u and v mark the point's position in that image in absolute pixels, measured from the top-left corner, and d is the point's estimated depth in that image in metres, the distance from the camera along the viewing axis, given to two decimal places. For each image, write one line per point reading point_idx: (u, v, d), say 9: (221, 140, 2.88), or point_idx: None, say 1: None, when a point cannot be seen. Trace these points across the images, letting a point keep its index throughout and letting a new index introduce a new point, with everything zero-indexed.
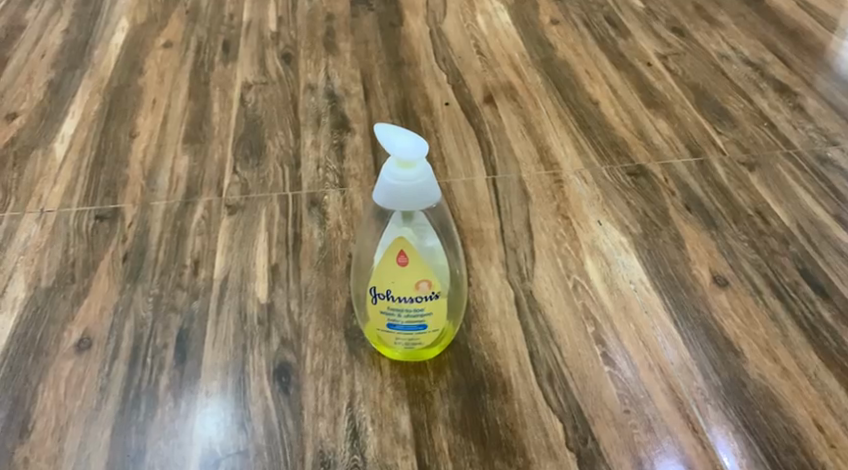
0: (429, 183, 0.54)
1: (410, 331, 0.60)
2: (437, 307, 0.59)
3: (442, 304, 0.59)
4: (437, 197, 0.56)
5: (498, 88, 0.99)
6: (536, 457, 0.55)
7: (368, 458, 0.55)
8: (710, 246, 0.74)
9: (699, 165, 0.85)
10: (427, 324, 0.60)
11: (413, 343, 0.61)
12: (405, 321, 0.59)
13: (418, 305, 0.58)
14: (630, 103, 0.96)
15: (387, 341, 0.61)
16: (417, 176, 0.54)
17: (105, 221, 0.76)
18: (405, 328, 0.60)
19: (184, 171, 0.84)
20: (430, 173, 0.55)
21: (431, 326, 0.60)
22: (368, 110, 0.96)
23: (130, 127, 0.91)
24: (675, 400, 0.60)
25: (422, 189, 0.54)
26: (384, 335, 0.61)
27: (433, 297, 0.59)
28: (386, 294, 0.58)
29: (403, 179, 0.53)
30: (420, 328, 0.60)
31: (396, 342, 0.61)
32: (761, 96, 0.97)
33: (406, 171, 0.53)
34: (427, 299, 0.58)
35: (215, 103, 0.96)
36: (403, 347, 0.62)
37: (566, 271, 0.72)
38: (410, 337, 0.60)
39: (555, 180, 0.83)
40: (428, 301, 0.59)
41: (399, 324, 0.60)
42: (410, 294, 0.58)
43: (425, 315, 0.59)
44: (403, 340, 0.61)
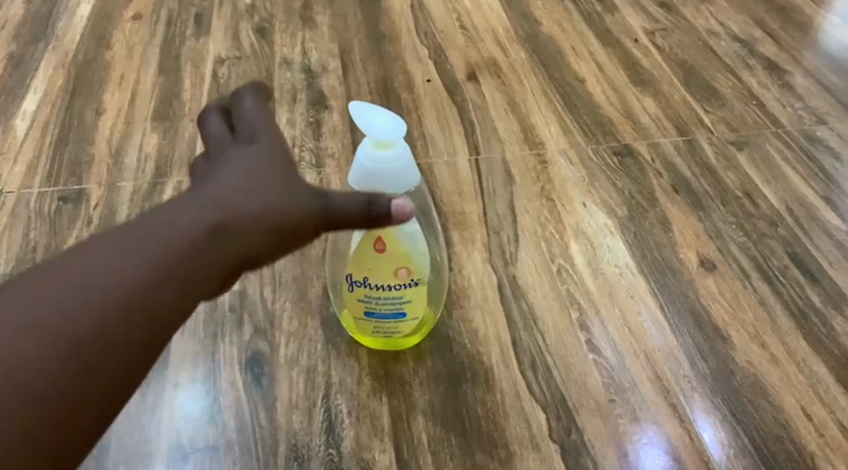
0: (405, 167, 0.51)
1: (389, 320, 0.58)
2: (417, 295, 0.57)
3: (422, 291, 0.57)
4: (415, 184, 0.53)
5: (481, 65, 0.96)
6: (518, 449, 0.54)
7: (344, 452, 0.53)
8: (697, 229, 0.72)
9: (687, 145, 0.83)
10: (406, 312, 0.58)
11: (393, 331, 0.59)
12: (383, 310, 0.57)
13: (396, 293, 0.56)
14: (617, 81, 0.93)
15: (364, 329, 0.59)
16: (392, 157, 0.51)
17: (68, 203, 0.73)
18: (383, 317, 0.58)
19: (153, 150, 0.80)
20: (408, 157, 0.52)
21: (411, 314, 0.58)
22: (346, 86, 0.92)
23: (96, 104, 0.87)
24: (662, 389, 0.58)
25: (395, 172, 0.51)
26: (362, 323, 0.59)
27: (412, 285, 0.56)
28: (363, 281, 0.56)
29: (376, 160, 0.51)
30: (400, 316, 0.58)
31: (375, 329, 0.59)
32: (750, 74, 0.94)
33: (381, 152, 0.51)
34: (406, 286, 0.56)
35: (186, 78, 0.92)
36: (382, 335, 0.59)
37: (550, 255, 0.70)
38: (389, 325, 0.58)
39: (540, 160, 0.81)
40: (408, 288, 0.56)
41: (377, 312, 0.57)
42: (389, 281, 0.56)
43: (404, 303, 0.57)
44: (382, 328, 0.59)
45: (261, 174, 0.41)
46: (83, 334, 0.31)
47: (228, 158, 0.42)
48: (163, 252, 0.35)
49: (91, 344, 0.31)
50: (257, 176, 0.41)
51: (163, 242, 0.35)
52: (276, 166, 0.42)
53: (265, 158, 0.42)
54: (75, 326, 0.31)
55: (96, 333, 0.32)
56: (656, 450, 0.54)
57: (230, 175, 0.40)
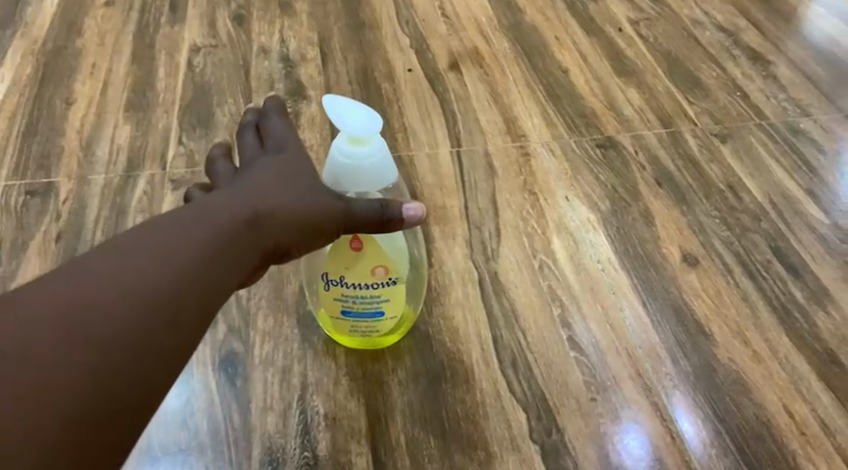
0: (380, 164, 0.50)
1: (366, 319, 0.57)
2: (394, 294, 0.56)
3: (401, 290, 0.56)
4: (390, 181, 0.51)
5: (463, 54, 0.95)
6: (498, 450, 0.53)
7: (320, 455, 0.52)
8: (680, 223, 0.71)
9: (670, 137, 0.82)
10: (384, 311, 0.56)
11: (370, 331, 0.58)
12: (360, 309, 0.56)
13: (373, 292, 0.55)
14: (600, 71, 0.92)
15: (341, 329, 0.58)
16: (366, 154, 0.49)
17: (36, 197, 0.71)
18: (360, 316, 0.56)
19: (125, 141, 0.78)
20: (383, 154, 0.50)
21: (389, 314, 0.57)
22: (325, 76, 0.90)
23: (66, 93, 0.84)
24: (644, 388, 0.58)
25: (370, 168, 0.49)
26: (338, 323, 0.57)
27: (390, 284, 0.55)
28: (339, 280, 0.55)
29: (349, 156, 0.49)
30: (377, 316, 0.56)
31: (352, 329, 0.58)
32: (734, 64, 0.93)
33: (354, 148, 0.49)
34: (384, 285, 0.55)
35: (160, 67, 0.90)
36: (359, 335, 0.58)
37: (532, 250, 0.68)
38: (366, 325, 0.57)
39: (522, 153, 0.80)
40: (386, 287, 0.55)
41: (354, 311, 0.56)
42: (366, 281, 0.54)
43: (382, 302, 0.56)
44: (359, 327, 0.57)
45: (289, 173, 0.44)
46: (142, 307, 0.33)
47: (255, 162, 0.45)
48: (210, 238, 0.37)
49: (150, 317, 0.33)
50: (286, 175, 0.44)
51: (207, 227, 0.38)
52: (298, 166, 0.45)
53: (289, 161, 0.45)
54: (136, 299, 0.33)
55: (154, 306, 0.33)
56: (637, 450, 0.53)
57: (260, 173, 0.43)
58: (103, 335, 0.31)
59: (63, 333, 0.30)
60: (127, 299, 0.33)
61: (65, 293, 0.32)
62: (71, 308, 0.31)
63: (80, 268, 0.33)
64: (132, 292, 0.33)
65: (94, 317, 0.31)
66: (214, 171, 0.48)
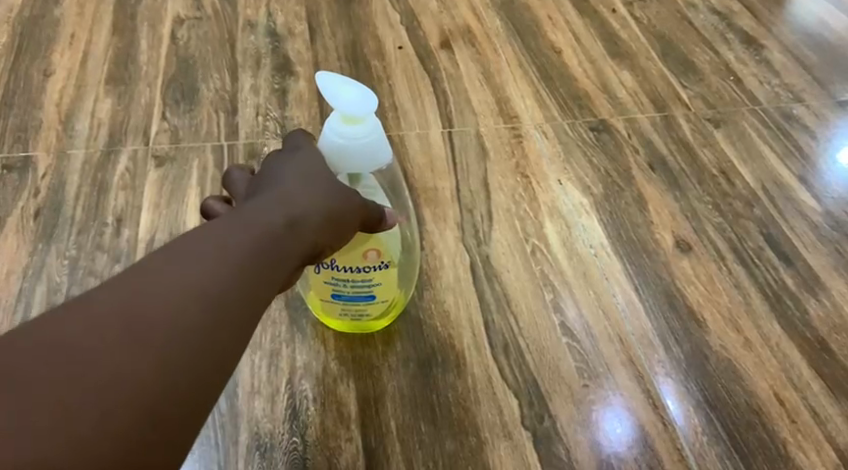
0: (362, 147, 0.48)
1: (357, 302, 0.56)
2: (387, 278, 0.55)
3: (393, 274, 0.55)
4: (373, 166, 0.49)
5: (455, 32, 0.93)
6: (489, 436, 0.53)
7: (309, 440, 0.51)
8: (672, 209, 0.71)
9: (663, 121, 0.81)
10: (375, 295, 0.56)
11: (361, 313, 0.57)
12: (351, 293, 0.55)
13: (365, 276, 0.54)
14: (594, 53, 0.90)
15: (331, 311, 0.57)
16: (349, 134, 0.48)
17: (13, 172, 0.68)
18: (351, 299, 0.55)
19: (106, 115, 0.76)
20: (369, 138, 0.48)
21: (380, 297, 0.56)
22: (313, 52, 0.88)
23: (44, 64, 0.81)
24: (636, 374, 0.57)
25: (349, 150, 0.48)
26: (329, 305, 0.56)
27: (382, 268, 0.54)
28: (330, 264, 0.53)
29: (333, 133, 0.48)
30: (368, 299, 0.56)
31: (342, 311, 0.57)
32: (728, 48, 0.92)
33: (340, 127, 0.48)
34: (376, 269, 0.54)
35: (142, 39, 0.87)
36: (349, 317, 0.57)
37: (524, 234, 0.68)
38: (357, 308, 0.56)
39: (514, 134, 0.78)
40: (378, 271, 0.54)
41: (345, 295, 0.55)
42: (360, 265, 0.53)
43: (375, 286, 0.55)
44: (350, 310, 0.56)
45: (316, 173, 0.45)
46: (196, 308, 0.32)
47: (276, 167, 0.45)
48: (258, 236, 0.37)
49: (206, 316, 0.32)
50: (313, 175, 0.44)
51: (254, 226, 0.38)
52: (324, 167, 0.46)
53: (312, 161, 0.45)
54: (190, 299, 0.32)
55: (208, 305, 0.33)
56: (626, 435, 0.53)
57: (285, 176, 0.43)
58: (157, 334, 0.31)
59: (119, 337, 0.30)
60: (183, 303, 0.32)
61: (116, 301, 0.31)
62: (124, 310, 0.31)
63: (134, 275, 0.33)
64: (183, 291, 0.32)
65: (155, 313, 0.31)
66: (231, 181, 0.48)
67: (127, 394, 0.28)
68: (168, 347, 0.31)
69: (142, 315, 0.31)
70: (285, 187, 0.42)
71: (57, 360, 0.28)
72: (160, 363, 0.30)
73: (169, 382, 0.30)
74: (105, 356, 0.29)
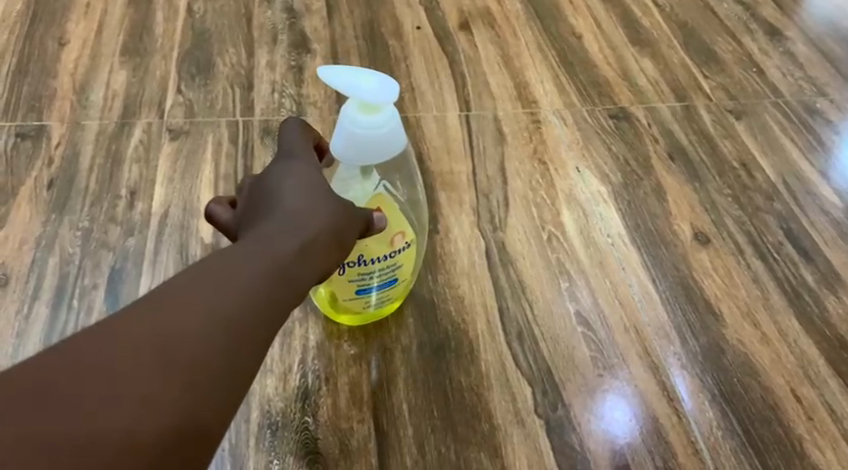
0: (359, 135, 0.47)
1: (382, 291, 0.55)
2: (407, 260, 0.55)
3: (412, 253, 0.55)
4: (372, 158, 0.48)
5: (474, 14, 0.91)
6: (502, 423, 0.52)
7: (320, 420, 0.51)
8: (692, 200, 0.70)
9: (684, 111, 0.80)
10: (398, 279, 0.55)
11: (382, 301, 0.56)
12: (376, 283, 0.54)
13: (391, 261, 0.53)
14: (615, 39, 0.89)
15: (354, 306, 0.55)
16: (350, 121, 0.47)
17: (27, 140, 0.68)
18: (376, 290, 0.55)
19: (121, 87, 0.75)
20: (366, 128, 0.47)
21: (401, 280, 0.56)
22: (330, 29, 0.87)
23: (59, 33, 0.80)
24: (651, 366, 0.57)
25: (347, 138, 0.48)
26: (352, 301, 0.55)
27: (405, 249, 0.54)
28: (358, 260, 0.52)
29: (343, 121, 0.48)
30: (391, 284, 0.55)
31: (367, 304, 0.55)
32: (751, 39, 0.91)
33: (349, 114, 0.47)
34: (400, 251, 0.54)
35: (158, 11, 0.86)
36: (371, 308, 0.56)
37: (540, 221, 0.67)
38: (381, 297, 0.55)
39: (533, 120, 0.77)
40: (401, 253, 0.54)
41: (371, 287, 0.54)
42: (385, 250, 0.53)
43: (396, 270, 0.54)
44: (373, 301, 0.55)
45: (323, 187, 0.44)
46: (217, 330, 0.32)
47: (279, 173, 0.44)
48: (272, 259, 0.37)
49: (228, 338, 0.32)
50: (321, 190, 0.43)
51: (268, 250, 0.37)
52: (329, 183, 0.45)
53: (312, 172, 0.44)
54: (211, 321, 0.32)
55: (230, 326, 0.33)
56: (631, 423, 0.53)
57: (292, 184, 0.42)
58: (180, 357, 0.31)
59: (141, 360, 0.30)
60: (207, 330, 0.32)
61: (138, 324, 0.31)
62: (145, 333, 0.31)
63: (155, 299, 0.32)
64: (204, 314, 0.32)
65: (178, 336, 0.31)
66: None
67: (152, 424, 0.28)
68: (192, 375, 0.30)
69: (165, 337, 0.31)
70: (295, 200, 0.41)
71: (80, 391, 0.28)
72: (186, 392, 0.30)
73: (193, 403, 0.30)
74: (128, 380, 0.29)
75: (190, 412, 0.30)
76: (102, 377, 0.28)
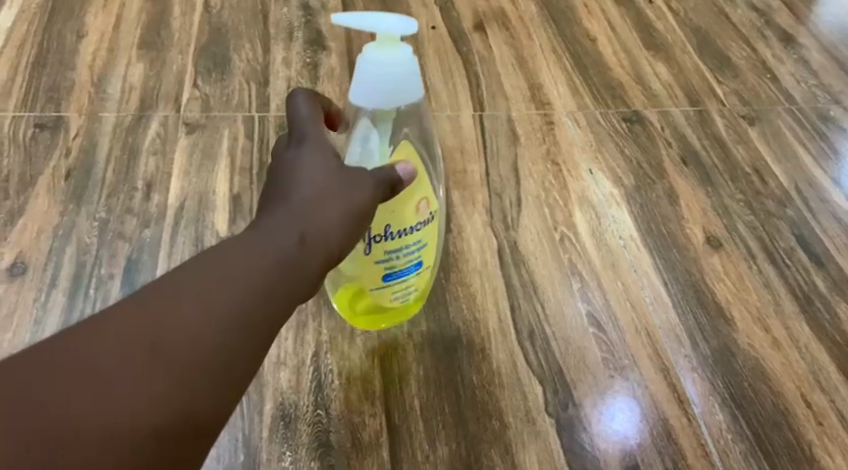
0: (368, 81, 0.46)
1: (410, 272, 0.52)
2: (430, 237, 0.52)
3: (436, 227, 0.52)
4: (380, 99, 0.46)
5: (489, 15, 0.91)
6: (513, 421, 0.52)
7: (333, 413, 0.52)
8: (704, 205, 0.70)
9: (697, 115, 0.80)
10: (423, 259, 0.52)
11: (407, 290, 0.53)
12: (404, 263, 0.51)
13: (418, 234, 0.50)
14: (629, 43, 0.89)
15: (381, 294, 0.52)
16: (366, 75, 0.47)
17: (45, 131, 0.68)
18: (404, 272, 0.51)
19: (138, 80, 0.75)
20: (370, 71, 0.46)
21: (427, 259, 0.52)
22: (346, 27, 0.87)
23: (78, 26, 0.81)
24: (661, 368, 0.57)
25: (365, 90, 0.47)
26: (380, 289, 0.52)
27: (430, 220, 0.51)
28: (385, 235, 0.48)
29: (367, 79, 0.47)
30: (417, 267, 0.52)
31: (393, 289, 0.52)
32: (765, 45, 0.91)
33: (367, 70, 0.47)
34: (426, 222, 0.50)
35: (176, 6, 0.86)
36: (398, 295, 0.53)
37: (553, 222, 0.67)
38: (409, 279, 0.52)
39: (546, 121, 0.78)
40: (427, 225, 0.51)
41: (399, 268, 0.51)
42: (412, 222, 0.49)
43: (422, 249, 0.51)
44: (399, 286, 0.52)
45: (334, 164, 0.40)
46: (221, 328, 0.31)
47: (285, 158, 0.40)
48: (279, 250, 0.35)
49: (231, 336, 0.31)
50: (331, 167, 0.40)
51: (275, 240, 0.35)
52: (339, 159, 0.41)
53: (322, 152, 0.41)
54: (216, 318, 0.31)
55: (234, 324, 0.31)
56: (639, 422, 0.53)
57: (298, 165, 0.39)
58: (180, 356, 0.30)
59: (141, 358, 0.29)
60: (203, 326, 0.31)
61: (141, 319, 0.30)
62: (146, 328, 0.30)
63: (159, 287, 0.32)
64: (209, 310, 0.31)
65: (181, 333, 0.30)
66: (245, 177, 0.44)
67: (145, 426, 0.28)
68: (190, 375, 0.30)
69: (167, 334, 0.30)
70: (303, 182, 0.38)
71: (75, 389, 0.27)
72: (180, 391, 0.29)
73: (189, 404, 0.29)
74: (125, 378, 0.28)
75: (184, 416, 0.29)
76: (100, 373, 0.28)
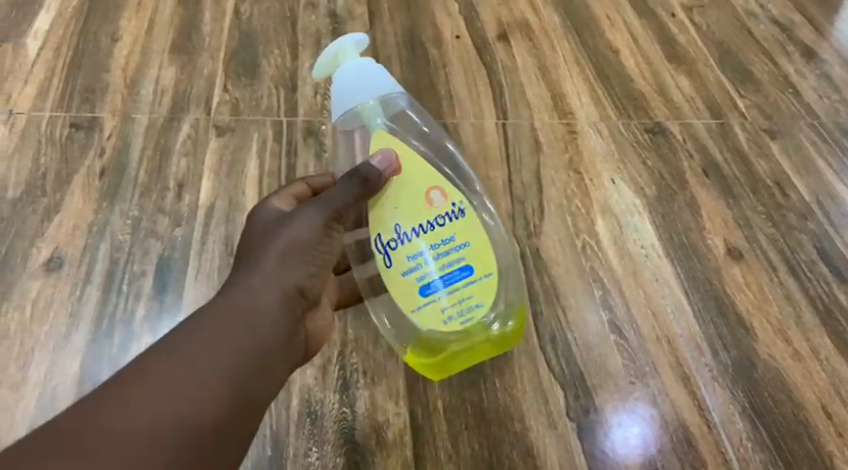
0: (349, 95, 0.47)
1: (453, 282, 0.47)
2: (467, 235, 0.47)
3: (471, 229, 0.47)
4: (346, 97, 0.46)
5: (513, 25, 0.92)
6: (534, 423, 0.54)
7: (358, 412, 0.53)
8: (725, 216, 0.70)
9: (719, 128, 0.80)
10: (469, 266, 0.47)
11: (466, 308, 0.47)
12: (441, 270, 0.47)
13: (442, 231, 0.47)
14: (651, 55, 0.90)
15: (431, 316, 0.47)
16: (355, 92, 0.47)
17: (80, 131, 0.71)
18: (445, 281, 0.47)
19: (170, 83, 0.77)
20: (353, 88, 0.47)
21: (476, 268, 0.48)
22: (372, 35, 0.87)
23: (112, 29, 0.83)
24: (682, 376, 0.57)
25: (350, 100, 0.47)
26: (423, 308, 0.47)
27: (455, 218, 0.47)
28: (402, 237, 0.46)
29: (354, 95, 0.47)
30: (467, 273, 0.47)
31: (442, 306, 0.47)
32: (788, 60, 0.91)
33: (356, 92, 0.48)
34: (449, 220, 0.47)
35: (205, 9, 0.87)
36: (455, 316, 0.47)
37: (575, 230, 0.68)
38: (456, 291, 0.47)
39: (569, 130, 0.78)
40: (452, 224, 0.47)
41: (437, 277, 0.47)
42: (429, 218, 0.46)
43: (462, 249, 0.47)
44: (449, 302, 0.47)
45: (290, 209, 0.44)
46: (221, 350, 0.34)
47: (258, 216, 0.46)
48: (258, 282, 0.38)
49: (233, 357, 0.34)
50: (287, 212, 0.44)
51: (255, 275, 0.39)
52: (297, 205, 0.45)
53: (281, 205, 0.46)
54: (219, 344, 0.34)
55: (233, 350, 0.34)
56: (653, 423, 0.55)
57: (259, 219, 0.44)
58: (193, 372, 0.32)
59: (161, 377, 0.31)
60: (215, 376, 0.33)
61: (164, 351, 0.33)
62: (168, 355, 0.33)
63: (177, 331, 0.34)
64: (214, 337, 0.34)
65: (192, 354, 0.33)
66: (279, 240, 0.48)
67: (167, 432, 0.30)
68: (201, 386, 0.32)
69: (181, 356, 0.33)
70: (260, 227, 0.43)
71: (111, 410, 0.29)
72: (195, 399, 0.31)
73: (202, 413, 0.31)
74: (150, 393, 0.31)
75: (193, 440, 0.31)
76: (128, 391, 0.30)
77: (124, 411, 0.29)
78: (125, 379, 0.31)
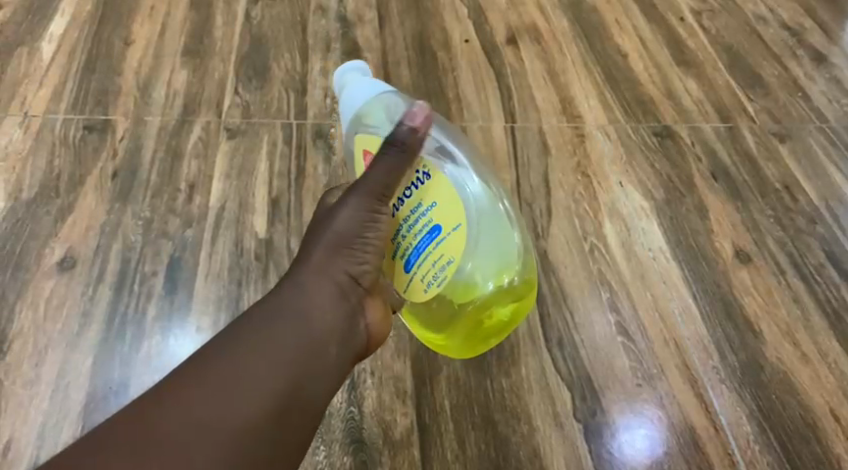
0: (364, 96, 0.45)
1: (427, 248, 0.40)
2: (437, 192, 0.40)
3: (437, 186, 0.40)
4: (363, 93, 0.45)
5: (522, 29, 0.92)
6: (541, 424, 0.54)
7: (365, 411, 0.54)
8: (733, 219, 0.71)
9: (727, 131, 0.81)
10: (438, 225, 0.40)
11: (442, 271, 0.39)
12: (414, 240, 0.40)
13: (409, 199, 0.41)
14: (660, 59, 0.90)
15: (416, 292, 0.41)
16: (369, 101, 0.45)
17: (93, 133, 0.71)
18: (420, 250, 0.40)
19: (181, 86, 0.78)
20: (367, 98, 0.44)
21: (446, 226, 0.39)
22: (382, 38, 0.88)
23: (125, 33, 0.84)
24: (689, 378, 0.58)
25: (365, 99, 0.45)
26: (411, 284, 0.41)
27: (420, 182, 0.40)
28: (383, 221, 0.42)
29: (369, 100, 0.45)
30: (436, 233, 0.40)
31: (423, 279, 0.40)
32: (797, 64, 0.91)
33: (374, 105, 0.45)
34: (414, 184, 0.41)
35: (217, 13, 0.88)
36: (434, 284, 0.40)
37: (583, 233, 0.68)
38: (430, 258, 0.40)
39: (577, 134, 0.79)
40: (418, 189, 0.40)
41: (413, 248, 0.41)
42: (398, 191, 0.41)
43: (429, 211, 0.40)
44: (427, 270, 0.40)
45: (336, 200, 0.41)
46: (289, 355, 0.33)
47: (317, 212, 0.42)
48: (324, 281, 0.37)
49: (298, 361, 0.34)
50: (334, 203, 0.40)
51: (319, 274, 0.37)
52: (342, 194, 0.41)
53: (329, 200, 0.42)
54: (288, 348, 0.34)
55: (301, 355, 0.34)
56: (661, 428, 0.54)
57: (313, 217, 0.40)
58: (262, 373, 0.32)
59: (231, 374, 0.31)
60: (265, 374, 0.32)
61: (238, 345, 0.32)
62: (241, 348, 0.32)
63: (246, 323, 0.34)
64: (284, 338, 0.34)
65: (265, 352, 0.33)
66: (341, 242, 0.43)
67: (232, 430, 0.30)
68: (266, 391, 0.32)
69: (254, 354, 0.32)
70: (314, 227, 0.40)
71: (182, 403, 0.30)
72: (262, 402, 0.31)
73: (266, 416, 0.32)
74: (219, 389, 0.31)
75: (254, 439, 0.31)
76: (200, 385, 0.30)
77: (175, 421, 0.29)
78: (194, 368, 0.31)
